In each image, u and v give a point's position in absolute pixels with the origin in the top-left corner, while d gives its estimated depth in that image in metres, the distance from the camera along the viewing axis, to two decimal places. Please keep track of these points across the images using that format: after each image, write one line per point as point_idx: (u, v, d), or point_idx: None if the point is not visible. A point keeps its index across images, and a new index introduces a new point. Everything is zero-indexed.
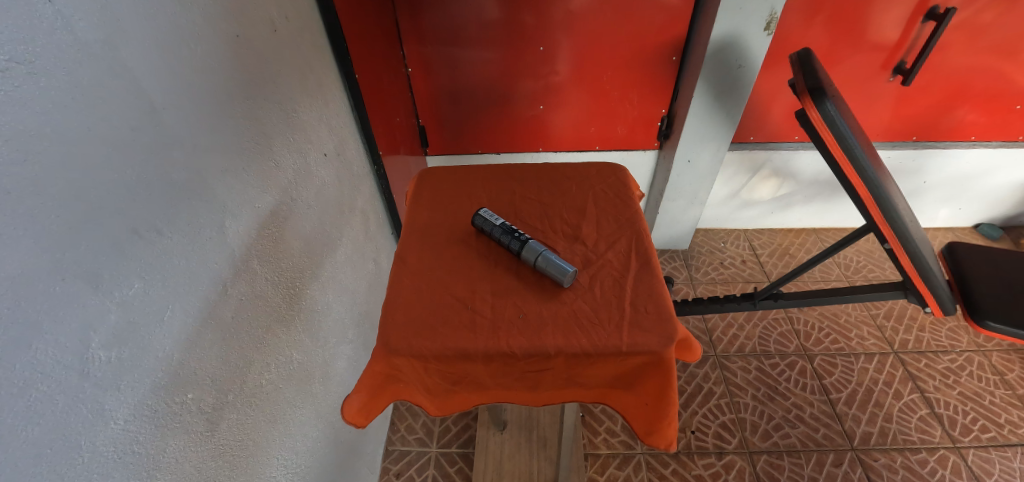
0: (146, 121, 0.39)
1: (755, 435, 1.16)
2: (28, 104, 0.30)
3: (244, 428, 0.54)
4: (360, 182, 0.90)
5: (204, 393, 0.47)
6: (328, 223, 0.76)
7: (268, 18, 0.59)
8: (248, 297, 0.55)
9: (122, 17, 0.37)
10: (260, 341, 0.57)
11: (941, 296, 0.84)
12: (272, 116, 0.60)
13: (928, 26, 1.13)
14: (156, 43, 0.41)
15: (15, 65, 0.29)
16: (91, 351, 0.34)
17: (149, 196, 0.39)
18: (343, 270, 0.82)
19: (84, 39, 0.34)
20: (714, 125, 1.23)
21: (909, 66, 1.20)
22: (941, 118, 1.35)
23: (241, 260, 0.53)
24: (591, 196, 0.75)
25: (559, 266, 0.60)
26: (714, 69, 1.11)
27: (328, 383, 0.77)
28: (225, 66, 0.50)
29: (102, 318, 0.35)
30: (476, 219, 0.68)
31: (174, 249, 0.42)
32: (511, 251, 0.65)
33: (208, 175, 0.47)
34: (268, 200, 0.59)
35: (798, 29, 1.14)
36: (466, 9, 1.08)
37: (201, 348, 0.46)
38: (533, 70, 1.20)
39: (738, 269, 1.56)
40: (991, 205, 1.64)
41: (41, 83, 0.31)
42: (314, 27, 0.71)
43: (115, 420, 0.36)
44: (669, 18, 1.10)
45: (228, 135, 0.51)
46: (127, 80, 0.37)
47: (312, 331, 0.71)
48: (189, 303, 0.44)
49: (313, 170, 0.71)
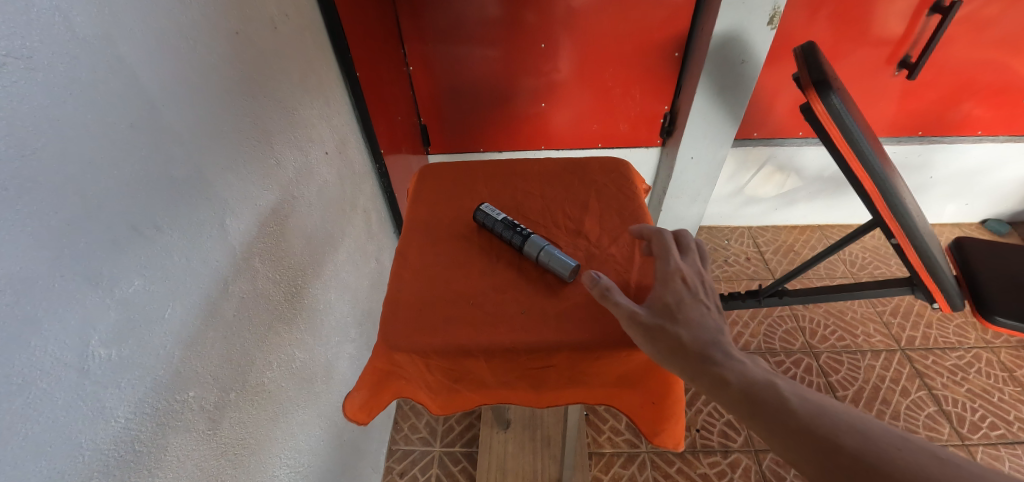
0: (145, 117, 0.39)
1: None
2: (25, 99, 0.30)
3: (246, 426, 0.53)
4: (361, 180, 0.90)
5: (206, 391, 0.46)
6: (330, 221, 0.76)
7: (268, 15, 0.58)
8: (250, 295, 0.54)
9: (121, 13, 0.37)
10: (261, 340, 0.57)
11: (950, 291, 0.83)
12: (273, 114, 0.59)
13: (933, 19, 1.12)
14: (155, 38, 0.40)
15: (14, 59, 0.29)
16: (91, 348, 0.34)
17: (148, 192, 0.39)
18: (345, 269, 0.81)
19: (82, 35, 0.33)
20: (717, 121, 1.22)
21: (914, 60, 1.19)
22: (948, 113, 1.34)
23: (242, 257, 0.53)
24: (595, 191, 0.75)
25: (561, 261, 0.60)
26: (718, 64, 1.10)
27: (331, 382, 0.77)
28: (224, 61, 0.50)
29: (102, 316, 0.35)
30: (476, 213, 0.68)
31: (174, 246, 0.42)
32: (513, 246, 0.64)
33: (208, 171, 0.47)
34: (269, 197, 0.58)
35: (801, 24, 1.13)
36: (467, 6, 1.07)
37: (202, 345, 0.46)
38: (534, 68, 1.20)
39: (742, 266, 1.56)
40: (998, 200, 1.62)
41: (38, 79, 0.30)
42: (314, 24, 0.71)
43: (116, 418, 0.36)
44: (671, 13, 1.09)
45: (228, 132, 0.50)
46: (125, 76, 0.37)
47: (314, 329, 0.71)
48: (189, 300, 0.44)
49: (314, 169, 0.71)
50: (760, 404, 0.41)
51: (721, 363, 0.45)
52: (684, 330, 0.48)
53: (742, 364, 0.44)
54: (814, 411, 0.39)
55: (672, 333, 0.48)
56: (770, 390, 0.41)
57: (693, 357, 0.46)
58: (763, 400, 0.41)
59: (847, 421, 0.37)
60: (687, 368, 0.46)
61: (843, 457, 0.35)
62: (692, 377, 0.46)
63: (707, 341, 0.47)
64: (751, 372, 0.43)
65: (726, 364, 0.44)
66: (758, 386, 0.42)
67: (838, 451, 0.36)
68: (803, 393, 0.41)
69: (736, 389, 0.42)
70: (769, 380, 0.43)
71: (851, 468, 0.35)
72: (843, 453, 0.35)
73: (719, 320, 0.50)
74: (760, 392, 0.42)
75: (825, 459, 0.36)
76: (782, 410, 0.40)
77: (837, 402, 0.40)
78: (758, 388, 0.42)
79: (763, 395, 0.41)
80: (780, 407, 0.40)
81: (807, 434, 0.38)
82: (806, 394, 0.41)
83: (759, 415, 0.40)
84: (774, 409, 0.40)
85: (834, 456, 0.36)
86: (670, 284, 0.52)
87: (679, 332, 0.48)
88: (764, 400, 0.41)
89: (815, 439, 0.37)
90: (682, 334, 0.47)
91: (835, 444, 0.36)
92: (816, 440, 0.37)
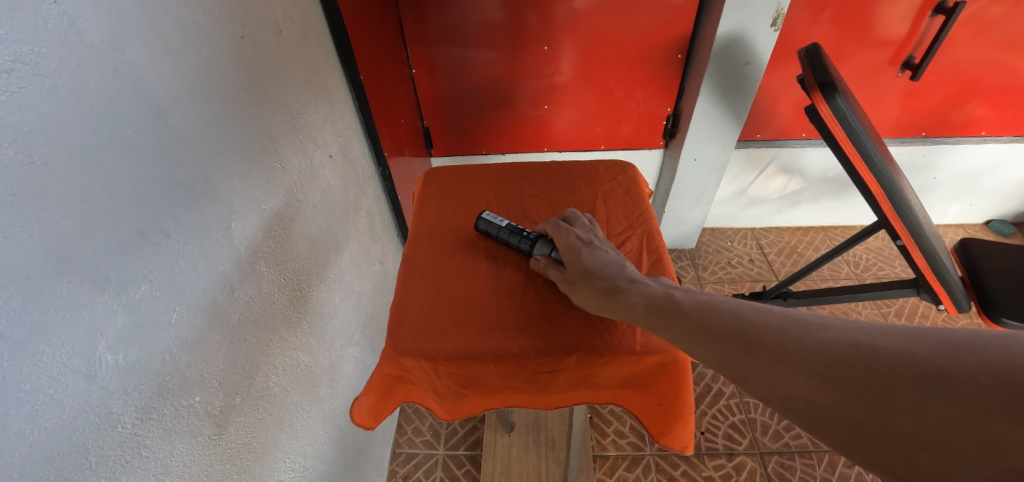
0: (151, 122, 0.39)
1: (766, 435, 1.15)
2: (32, 105, 0.30)
3: (252, 430, 0.53)
4: (365, 184, 0.90)
5: (211, 397, 0.46)
6: (334, 224, 0.75)
7: (273, 19, 0.58)
8: (255, 299, 0.54)
9: (128, 18, 0.37)
10: (266, 344, 0.56)
11: (956, 293, 0.83)
12: (278, 117, 0.59)
13: (937, 20, 1.11)
14: (161, 43, 0.40)
15: (20, 65, 0.29)
16: (98, 354, 0.34)
17: (153, 197, 0.39)
18: (349, 272, 0.81)
19: (90, 40, 0.33)
20: (720, 123, 1.22)
21: (918, 61, 1.19)
22: (952, 113, 1.33)
23: (248, 261, 0.53)
24: (600, 195, 0.75)
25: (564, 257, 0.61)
26: (721, 66, 1.10)
27: (335, 386, 0.77)
28: (230, 65, 0.50)
29: (109, 322, 0.35)
30: (477, 224, 0.67)
31: (180, 250, 0.42)
32: (522, 252, 0.64)
33: (213, 176, 0.47)
34: (274, 201, 0.58)
35: (804, 25, 1.13)
36: (470, 9, 1.07)
37: (208, 350, 0.46)
38: (536, 70, 1.20)
39: (746, 268, 1.55)
40: (1002, 201, 1.62)
41: (46, 84, 0.30)
42: (318, 27, 0.71)
43: (122, 424, 0.36)
44: (673, 15, 1.09)
45: (233, 136, 0.50)
46: (131, 81, 0.37)
47: (318, 333, 0.70)
48: (196, 305, 0.44)
49: (319, 172, 0.71)
50: (660, 312, 0.47)
51: (626, 287, 0.51)
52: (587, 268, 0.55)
53: (641, 283, 0.51)
54: (703, 306, 0.45)
55: (582, 273, 0.55)
56: (664, 297, 0.48)
57: (602, 289, 0.52)
58: (660, 308, 0.47)
59: (725, 306, 0.43)
60: (599, 299, 0.52)
61: (726, 336, 0.40)
62: (608, 302, 0.51)
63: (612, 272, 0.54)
64: (647, 288, 0.50)
65: (627, 285, 0.51)
66: (654, 297, 0.48)
67: (724, 333, 0.41)
68: (693, 295, 0.47)
69: (639, 304, 0.49)
70: (665, 292, 0.49)
71: (736, 345, 0.39)
72: (728, 334, 0.40)
73: (615, 252, 0.58)
74: (657, 301, 0.48)
75: (714, 342, 0.41)
76: (676, 311, 0.45)
77: (721, 295, 0.45)
78: (655, 299, 0.48)
79: (659, 302, 0.47)
80: (676, 309, 0.46)
81: (699, 326, 0.43)
82: (696, 295, 0.47)
83: (657, 322, 0.46)
84: (672, 313, 0.45)
85: (721, 338, 0.40)
86: (564, 238, 0.59)
87: (585, 274, 0.55)
88: (662, 307, 0.47)
89: (706, 328, 0.42)
90: (589, 273, 0.55)
91: (722, 327, 0.41)
92: (709, 329, 0.42)
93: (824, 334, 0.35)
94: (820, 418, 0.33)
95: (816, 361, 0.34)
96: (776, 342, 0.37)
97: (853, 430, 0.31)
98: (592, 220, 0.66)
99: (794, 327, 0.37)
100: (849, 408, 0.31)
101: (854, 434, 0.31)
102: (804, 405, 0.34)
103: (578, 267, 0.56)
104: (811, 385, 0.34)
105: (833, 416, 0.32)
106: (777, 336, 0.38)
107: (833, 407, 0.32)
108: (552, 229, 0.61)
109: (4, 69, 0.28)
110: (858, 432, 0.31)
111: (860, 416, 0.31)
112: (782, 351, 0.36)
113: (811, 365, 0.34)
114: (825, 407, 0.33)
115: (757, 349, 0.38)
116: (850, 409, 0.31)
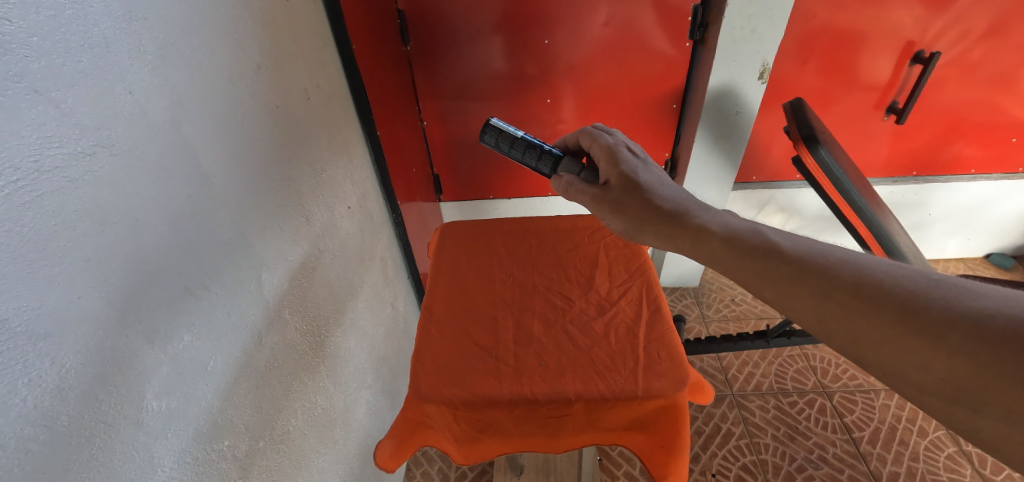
0: (200, 188, 0.43)
1: (778, 477, 1.14)
2: (108, 181, 0.34)
3: (272, 473, 0.56)
4: (380, 231, 0.95)
5: (238, 441, 0.49)
6: (351, 271, 0.79)
7: (303, 88, 0.65)
8: (281, 346, 0.58)
9: (187, 103, 0.42)
10: (289, 389, 0.59)
11: None
12: (305, 177, 0.65)
13: (915, 69, 1.19)
14: (210, 117, 0.45)
15: (100, 149, 0.33)
16: (145, 401, 0.37)
17: (195, 255, 0.43)
18: (364, 316, 0.85)
19: (155, 121, 0.38)
20: (717, 167, 1.27)
21: (901, 105, 1.25)
22: (940, 153, 1.38)
23: (275, 310, 0.56)
24: (601, 247, 0.79)
25: (593, 173, 0.73)
26: (715, 115, 1.16)
27: (348, 430, 0.78)
28: (264, 129, 0.55)
29: (156, 370, 0.38)
30: (481, 140, 0.83)
31: (217, 302, 0.46)
32: (541, 173, 0.78)
33: (247, 233, 0.51)
34: (299, 252, 0.63)
35: (791, 73, 1.20)
36: (477, 64, 1.16)
37: (237, 397, 0.49)
38: (540, 119, 1.27)
39: (750, 306, 1.57)
40: (999, 235, 1.66)
41: (120, 163, 0.35)
42: (341, 92, 0.78)
43: (162, 468, 0.39)
44: (668, 67, 1.16)
45: (264, 195, 0.55)
46: (186, 153, 0.42)
47: (335, 377, 0.73)
48: (229, 355, 0.48)
49: (339, 222, 0.76)
50: (754, 255, 0.48)
51: (686, 214, 0.56)
52: (618, 184, 0.63)
53: (711, 214, 0.55)
54: (808, 253, 0.45)
55: (639, 197, 0.60)
56: (759, 240, 0.49)
57: (651, 211, 0.59)
58: (754, 251, 0.48)
59: (823, 258, 0.44)
60: (669, 224, 0.57)
61: (841, 289, 0.41)
62: (678, 232, 0.56)
63: (674, 202, 0.58)
64: (729, 225, 0.52)
65: (656, 200, 0.59)
66: (743, 240, 0.50)
67: (838, 288, 0.41)
68: (795, 241, 0.47)
69: (722, 246, 0.51)
70: (751, 230, 0.51)
71: (853, 298, 0.40)
72: (845, 287, 0.41)
73: (658, 173, 0.64)
74: (745, 240, 0.49)
75: (828, 286, 0.42)
76: (772, 254, 0.47)
77: (827, 244, 0.46)
78: (736, 235, 0.51)
79: (755, 246, 0.48)
80: (777, 257, 0.46)
81: (807, 276, 0.43)
82: (797, 241, 0.48)
83: (751, 269, 0.48)
84: (769, 261, 0.46)
85: (834, 293, 0.41)
86: (602, 153, 0.68)
87: (615, 188, 0.63)
88: (762, 254, 0.47)
89: (813, 276, 0.43)
90: (634, 193, 0.61)
91: (838, 278, 0.42)
92: (822, 282, 0.42)
93: (979, 303, 0.35)
94: (959, 398, 0.34)
95: (969, 337, 0.34)
96: (913, 307, 0.37)
97: (1001, 419, 0.32)
98: (638, 146, 0.71)
99: (937, 290, 0.37)
100: (1001, 399, 0.32)
101: (999, 421, 0.32)
102: (938, 383, 0.35)
103: (634, 188, 0.61)
104: (954, 362, 0.34)
105: (981, 400, 0.33)
106: (912, 299, 0.37)
107: (979, 391, 0.33)
108: (592, 142, 0.71)
109: (87, 151, 0.32)
110: (1008, 422, 0.31)
111: (1009, 402, 0.31)
112: (921, 317, 0.36)
113: (960, 343, 0.34)
114: (968, 387, 0.33)
115: (884, 307, 0.38)
116: (1003, 396, 0.32)
